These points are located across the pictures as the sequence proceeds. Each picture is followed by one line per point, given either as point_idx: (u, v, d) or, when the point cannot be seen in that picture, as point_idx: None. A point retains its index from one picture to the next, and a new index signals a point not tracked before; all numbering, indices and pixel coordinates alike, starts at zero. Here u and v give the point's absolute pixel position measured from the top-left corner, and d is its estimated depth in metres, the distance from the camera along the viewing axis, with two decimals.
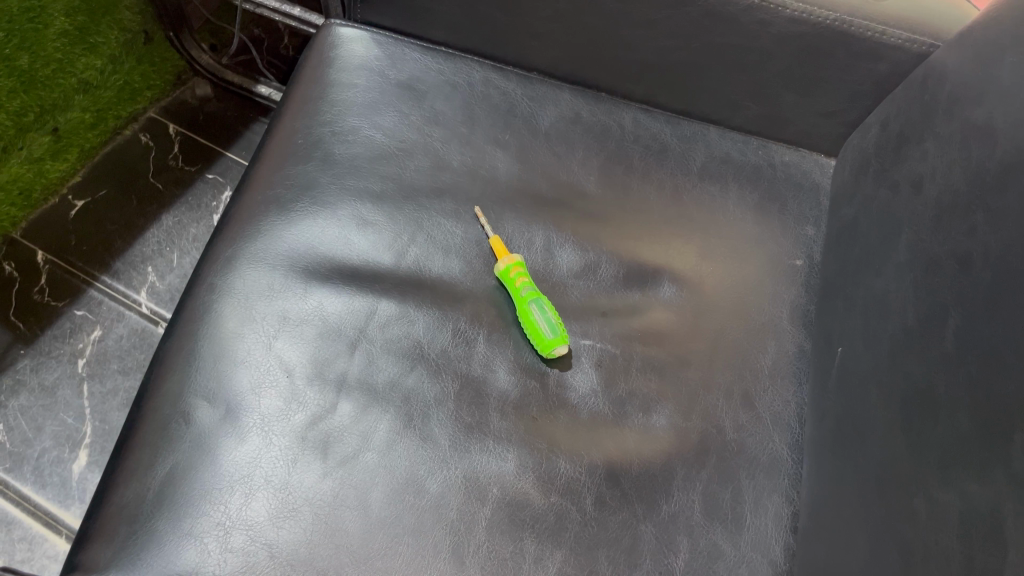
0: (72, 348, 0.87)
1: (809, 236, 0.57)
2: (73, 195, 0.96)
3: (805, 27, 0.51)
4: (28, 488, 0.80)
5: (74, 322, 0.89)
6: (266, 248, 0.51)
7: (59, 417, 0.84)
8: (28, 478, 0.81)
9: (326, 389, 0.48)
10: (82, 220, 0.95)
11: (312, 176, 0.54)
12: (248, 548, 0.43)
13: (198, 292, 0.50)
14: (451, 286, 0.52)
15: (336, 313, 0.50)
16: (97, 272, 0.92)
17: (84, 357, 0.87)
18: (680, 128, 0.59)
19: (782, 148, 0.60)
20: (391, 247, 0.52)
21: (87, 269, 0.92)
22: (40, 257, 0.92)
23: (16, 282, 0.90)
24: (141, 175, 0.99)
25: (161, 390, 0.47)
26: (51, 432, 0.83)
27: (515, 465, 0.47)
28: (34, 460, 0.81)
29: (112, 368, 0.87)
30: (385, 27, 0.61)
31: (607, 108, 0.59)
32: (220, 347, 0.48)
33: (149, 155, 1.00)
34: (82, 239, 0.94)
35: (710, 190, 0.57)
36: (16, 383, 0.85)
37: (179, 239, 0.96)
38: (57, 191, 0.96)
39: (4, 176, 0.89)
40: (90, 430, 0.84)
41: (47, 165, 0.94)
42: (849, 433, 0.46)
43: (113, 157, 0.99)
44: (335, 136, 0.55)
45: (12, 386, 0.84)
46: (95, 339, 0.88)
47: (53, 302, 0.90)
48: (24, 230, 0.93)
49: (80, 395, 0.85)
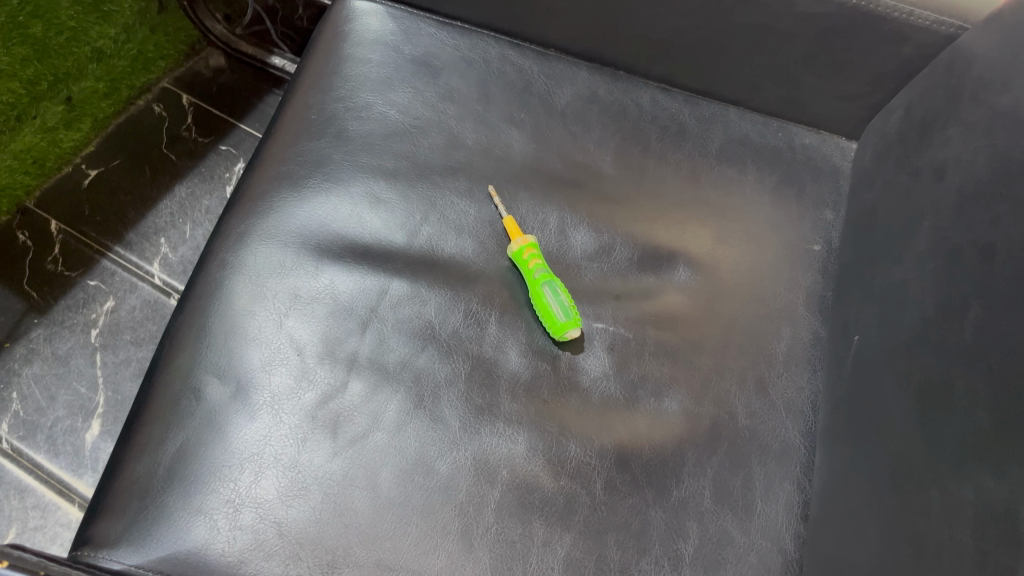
0: (86, 318, 0.88)
1: (827, 220, 0.56)
2: (88, 164, 0.96)
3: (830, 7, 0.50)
4: (41, 457, 0.81)
5: (87, 292, 0.89)
6: (277, 225, 0.51)
7: (72, 387, 0.84)
8: (41, 447, 0.81)
9: (337, 368, 0.47)
10: (96, 189, 0.95)
11: (325, 153, 0.53)
12: (257, 526, 0.43)
13: (210, 268, 0.50)
14: (463, 266, 0.51)
15: (347, 292, 0.50)
16: (110, 242, 0.92)
17: (97, 328, 0.87)
18: (698, 109, 0.58)
19: (803, 131, 0.59)
20: (403, 225, 0.52)
21: (100, 239, 0.92)
22: (53, 226, 0.92)
23: (31, 251, 0.90)
24: (154, 146, 0.98)
25: (171, 365, 0.47)
26: (64, 401, 0.83)
27: (525, 447, 0.47)
28: (47, 429, 0.82)
29: (124, 339, 0.87)
30: None
31: (625, 87, 0.58)
32: (231, 324, 0.48)
33: (163, 126, 1.00)
34: (97, 210, 0.94)
35: (727, 172, 0.56)
36: (30, 352, 0.85)
37: (192, 211, 0.96)
38: (70, 160, 0.96)
39: (17, 146, 0.91)
40: (103, 400, 0.84)
41: (62, 134, 0.95)
42: (863, 422, 0.45)
43: (127, 127, 0.99)
44: (349, 112, 0.55)
45: (25, 354, 0.85)
46: (108, 310, 0.89)
47: (67, 272, 0.90)
48: (38, 199, 0.93)
49: (93, 364, 0.85)
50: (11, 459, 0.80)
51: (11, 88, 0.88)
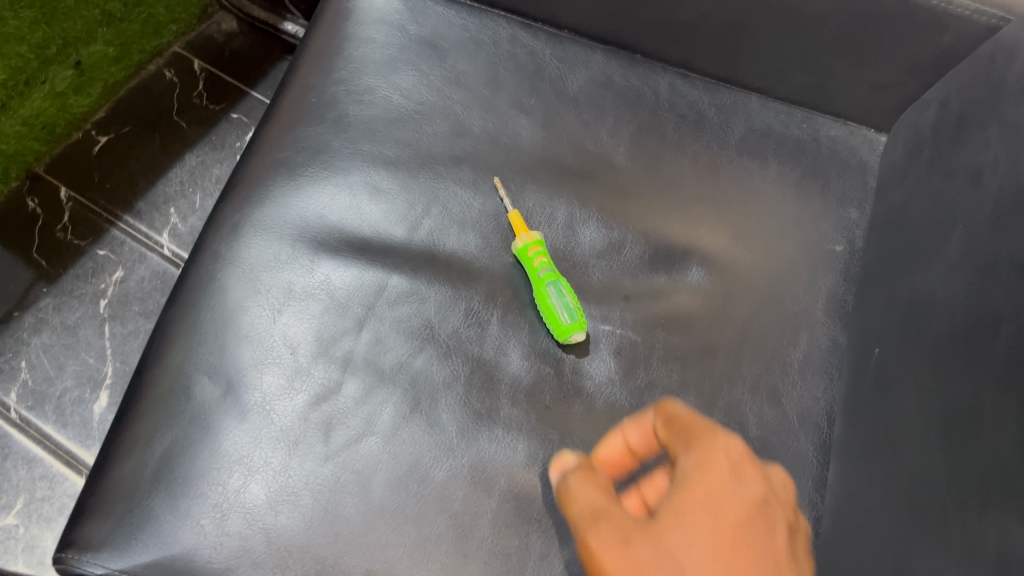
0: (95, 289, 0.86)
1: (851, 218, 0.53)
2: (98, 130, 0.93)
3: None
4: (49, 427, 0.79)
5: (96, 262, 0.87)
6: (273, 217, 0.49)
7: (81, 358, 0.82)
8: (49, 417, 0.80)
9: (331, 367, 0.46)
10: (105, 158, 0.92)
11: (324, 139, 0.51)
12: (245, 533, 0.42)
13: (203, 260, 0.48)
14: (466, 261, 0.49)
15: (343, 288, 0.48)
16: (119, 210, 0.90)
17: (105, 298, 0.85)
18: (718, 97, 0.55)
19: (829, 121, 0.55)
20: (404, 218, 0.50)
21: (110, 207, 0.90)
22: (63, 193, 0.90)
23: (40, 218, 0.88)
24: (164, 114, 0.95)
25: (161, 361, 0.45)
26: (72, 371, 0.82)
27: (524, 456, 0.45)
28: (55, 399, 0.80)
29: (133, 310, 0.85)
30: None
31: (642, 72, 0.55)
32: (222, 320, 0.46)
33: (174, 93, 0.96)
34: (108, 176, 0.91)
35: (747, 166, 0.53)
36: (38, 321, 0.83)
37: (202, 180, 0.93)
38: (80, 125, 0.93)
39: (25, 112, 0.84)
40: (111, 371, 0.82)
41: (70, 100, 0.89)
42: (881, 441, 0.43)
43: (138, 93, 0.95)
44: (350, 95, 0.52)
45: (34, 324, 0.83)
46: (117, 280, 0.87)
47: (76, 240, 0.88)
48: (48, 166, 0.91)
49: (102, 335, 0.84)
50: (20, 429, 0.79)
51: (19, 52, 0.78)
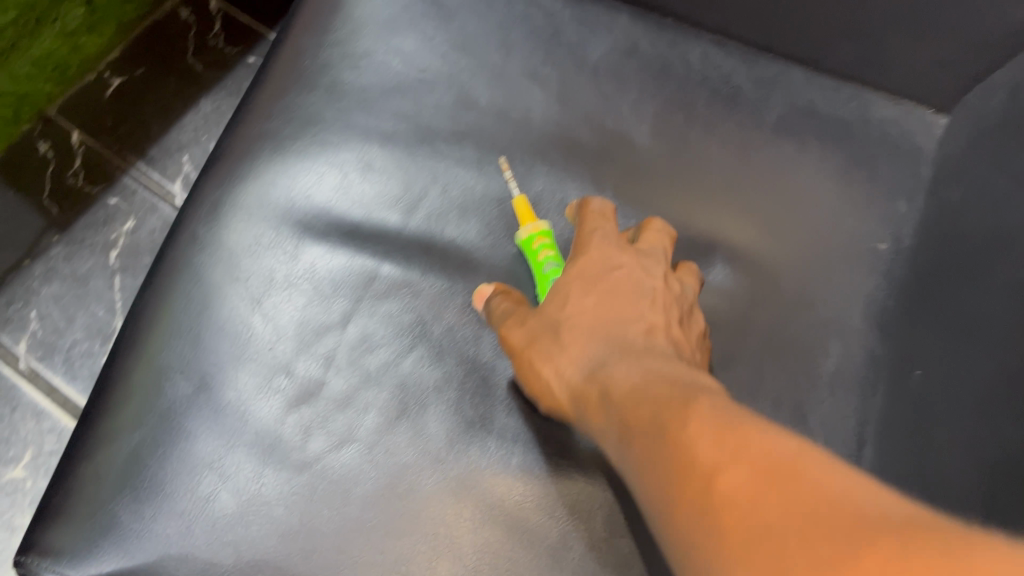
0: (106, 239, 0.81)
1: (901, 213, 0.47)
2: (112, 72, 0.86)
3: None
4: (59, 380, 0.75)
5: (108, 211, 0.82)
6: (256, 196, 0.45)
7: (90, 309, 0.78)
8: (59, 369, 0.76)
9: (313, 365, 0.42)
10: (119, 102, 0.85)
11: (315, 110, 0.46)
12: (213, 545, 0.38)
13: (180, 241, 0.44)
14: (464, 251, 0.45)
15: (329, 277, 0.44)
16: (133, 155, 0.84)
17: (116, 249, 0.80)
18: (756, 68, 0.49)
19: (882, 100, 0.49)
20: (399, 202, 0.46)
21: (123, 153, 0.84)
22: (75, 136, 0.84)
23: (51, 164, 0.83)
24: (180, 54, 0.88)
25: (132, 350, 0.42)
26: (82, 323, 0.77)
27: (519, 469, 0.41)
28: (64, 351, 0.76)
29: (144, 262, 0.80)
30: None
31: (672, 38, 0.49)
32: (198, 309, 0.43)
33: (190, 33, 0.89)
34: (123, 120, 0.85)
35: (785, 149, 0.47)
36: (49, 270, 0.79)
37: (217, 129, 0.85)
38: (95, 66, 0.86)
39: (37, 54, 0.74)
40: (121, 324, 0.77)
41: (82, 41, 0.80)
42: (916, 479, 0.38)
43: (155, 33, 0.88)
44: (345, 59, 0.48)
45: (45, 273, 0.79)
46: (128, 231, 0.81)
47: (88, 187, 0.82)
48: (61, 108, 0.85)
49: (112, 287, 0.79)
50: (28, 380, 0.75)
51: None
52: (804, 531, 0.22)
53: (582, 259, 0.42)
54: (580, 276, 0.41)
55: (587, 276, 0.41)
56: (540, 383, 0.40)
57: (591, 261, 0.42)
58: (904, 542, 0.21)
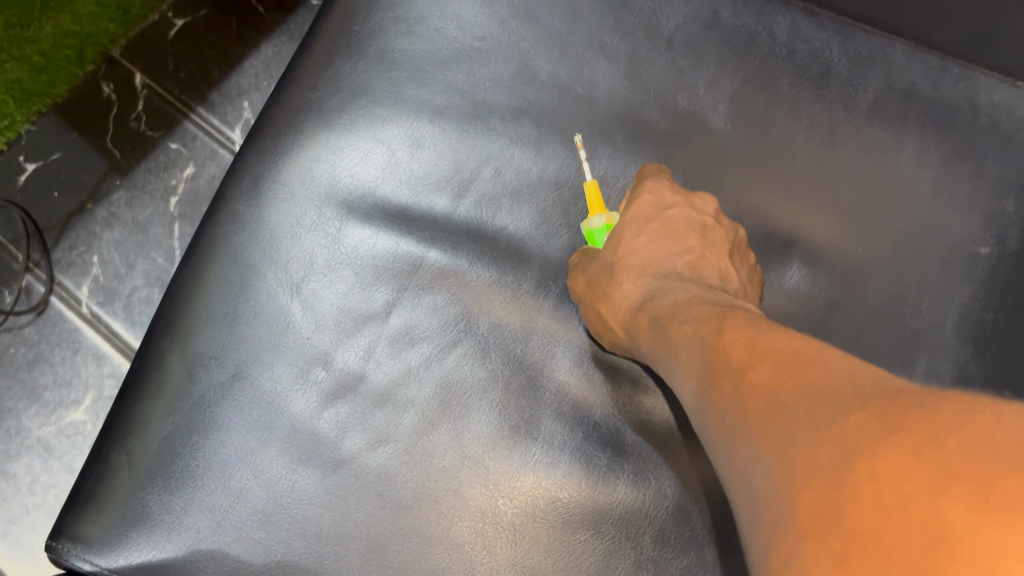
0: (166, 185, 0.75)
1: (1007, 213, 0.42)
2: (175, 12, 0.78)
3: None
4: (118, 326, 0.71)
5: (168, 155, 0.76)
6: (299, 173, 0.42)
7: (150, 255, 0.73)
8: (118, 315, 0.71)
9: (353, 356, 0.40)
10: (184, 45, 0.78)
11: (364, 80, 0.44)
12: (242, 542, 0.37)
13: (220, 218, 0.42)
14: (516, 240, 0.42)
15: (372, 262, 0.41)
16: (193, 101, 0.77)
17: (177, 196, 0.75)
18: (852, 44, 0.44)
19: (995, 81, 0.43)
20: (449, 184, 0.43)
21: (183, 98, 0.77)
22: (138, 79, 0.77)
23: (113, 106, 0.76)
24: None
25: (169, 332, 0.41)
26: (142, 270, 0.73)
27: (564, 480, 0.38)
28: (124, 298, 0.72)
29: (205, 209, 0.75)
30: None
31: (758, 6, 0.44)
32: (235, 292, 0.41)
33: None
34: (188, 61, 0.78)
35: (879, 137, 0.43)
36: (110, 215, 0.74)
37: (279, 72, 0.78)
38: (157, 5, 0.78)
39: None
40: None
41: None
42: None
43: None
44: (398, 24, 0.44)
45: (105, 219, 0.74)
46: (188, 177, 0.76)
47: (148, 132, 0.76)
48: (124, 49, 0.77)
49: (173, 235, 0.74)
50: (87, 325, 0.71)
51: None
52: (811, 403, 0.24)
53: (638, 200, 0.40)
54: (639, 218, 0.40)
55: (645, 216, 0.40)
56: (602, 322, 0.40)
57: (654, 206, 0.40)
58: (891, 402, 0.22)
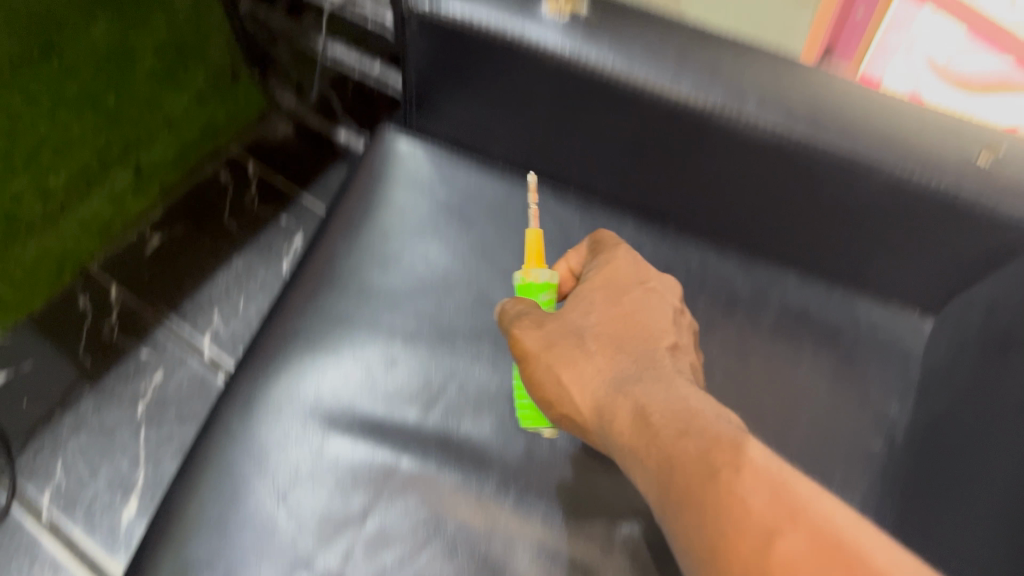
0: (134, 390, 0.83)
1: (893, 416, 0.50)
2: (151, 228, 0.94)
3: (894, 177, 0.44)
4: (78, 532, 0.75)
5: (140, 361, 0.85)
6: (286, 394, 0.48)
7: (114, 459, 0.79)
8: (79, 520, 0.76)
9: (332, 560, 0.44)
10: (160, 262, 0.92)
11: (345, 310, 0.51)
12: None
13: (212, 434, 0.47)
14: (479, 447, 0.48)
15: (351, 473, 0.46)
16: (163, 306, 0.90)
17: (143, 400, 0.83)
18: (754, 275, 0.53)
19: (872, 306, 0.53)
20: (419, 401, 0.49)
21: (156, 305, 0.90)
22: (114, 292, 0.89)
23: (88, 315, 0.87)
24: (218, 214, 0.97)
25: (160, 542, 0.44)
26: (105, 475, 0.78)
27: None
28: (85, 503, 0.77)
29: (169, 415, 0.83)
30: (445, 137, 0.59)
31: (675, 246, 0.55)
32: (225, 503, 0.45)
33: (227, 195, 0.99)
34: (157, 274, 0.92)
35: (782, 353, 0.51)
36: (77, 420, 0.81)
37: (247, 283, 0.92)
38: (137, 225, 0.94)
39: (85, 215, 0.86)
40: (144, 477, 0.79)
41: (128, 201, 0.91)
42: None
43: (188, 195, 0.98)
44: (376, 262, 0.53)
45: (73, 422, 0.81)
46: (157, 382, 0.84)
47: (121, 338, 0.87)
48: (102, 264, 0.91)
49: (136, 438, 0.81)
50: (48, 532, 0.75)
51: (83, 148, 0.83)
52: None
53: (616, 261, 0.47)
54: (595, 282, 0.47)
55: (603, 278, 0.47)
56: (557, 387, 0.42)
57: (604, 264, 0.47)
58: None
